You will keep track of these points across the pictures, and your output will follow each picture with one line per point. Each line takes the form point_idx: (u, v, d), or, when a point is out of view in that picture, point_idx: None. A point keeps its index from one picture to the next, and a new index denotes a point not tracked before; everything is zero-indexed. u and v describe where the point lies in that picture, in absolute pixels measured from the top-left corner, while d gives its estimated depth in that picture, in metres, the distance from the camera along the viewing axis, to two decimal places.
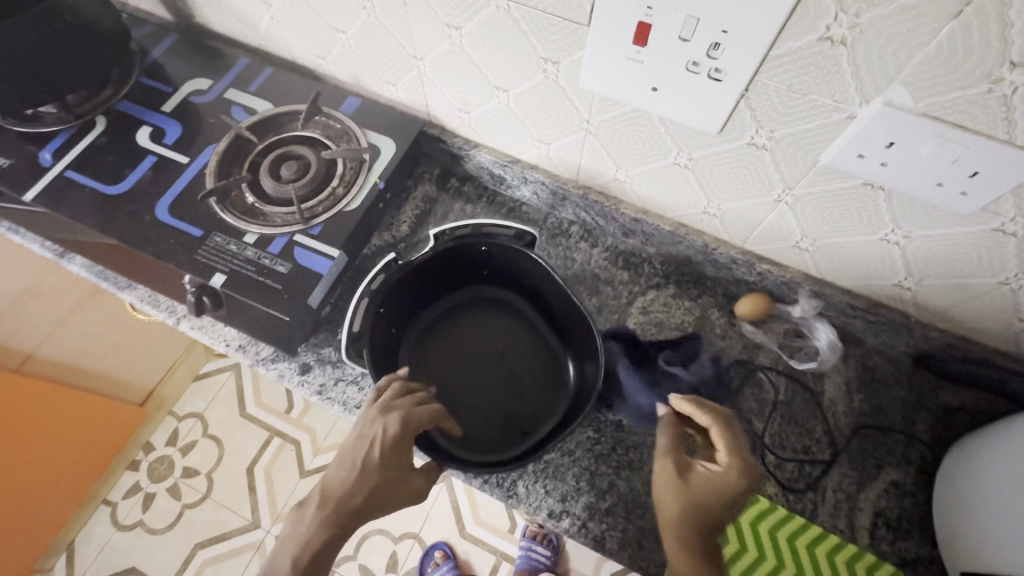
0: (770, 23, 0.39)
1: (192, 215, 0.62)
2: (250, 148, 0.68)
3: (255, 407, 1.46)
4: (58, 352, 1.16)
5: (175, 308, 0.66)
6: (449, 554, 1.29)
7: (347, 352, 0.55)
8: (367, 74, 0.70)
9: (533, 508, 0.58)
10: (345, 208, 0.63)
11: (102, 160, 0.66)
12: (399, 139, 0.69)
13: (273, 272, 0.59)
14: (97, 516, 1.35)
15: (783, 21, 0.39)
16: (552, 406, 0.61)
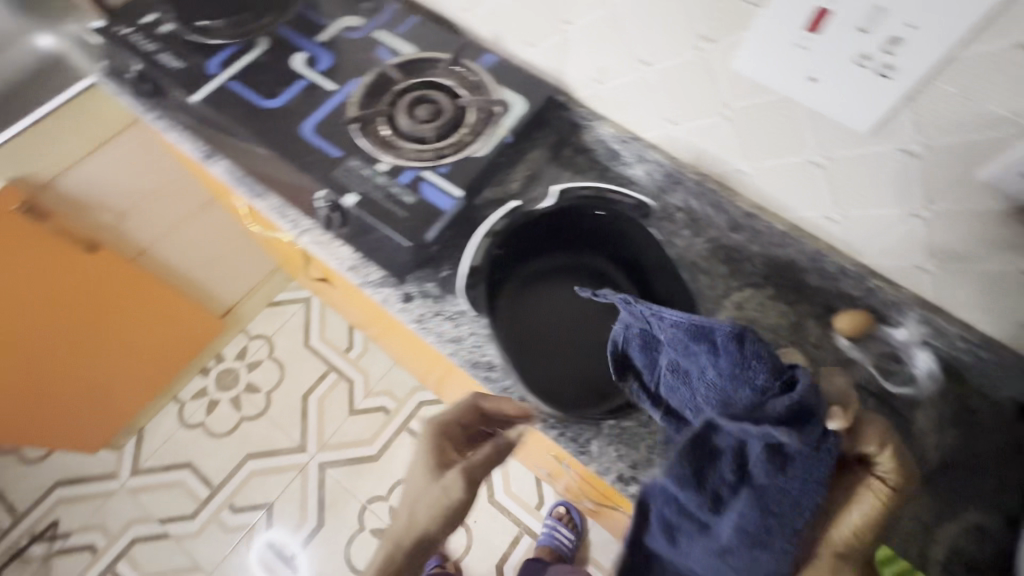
0: (964, 20, 0.39)
1: (334, 138, 0.67)
2: (390, 86, 0.72)
3: (318, 341, 1.55)
4: (167, 254, 1.18)
5: (298, 220, 0.70)
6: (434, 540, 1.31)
7: None
8: (509, 33, 0.72)
9: (603, 468, 0.60)
10: (471, 155, 0.66)
11: (260, 76, 0.71)
12: (529, 99, 0.71)
13: (400, 200, 0.63)
14: (167, 410, 1.47)
15: (977, 21, 0.39)
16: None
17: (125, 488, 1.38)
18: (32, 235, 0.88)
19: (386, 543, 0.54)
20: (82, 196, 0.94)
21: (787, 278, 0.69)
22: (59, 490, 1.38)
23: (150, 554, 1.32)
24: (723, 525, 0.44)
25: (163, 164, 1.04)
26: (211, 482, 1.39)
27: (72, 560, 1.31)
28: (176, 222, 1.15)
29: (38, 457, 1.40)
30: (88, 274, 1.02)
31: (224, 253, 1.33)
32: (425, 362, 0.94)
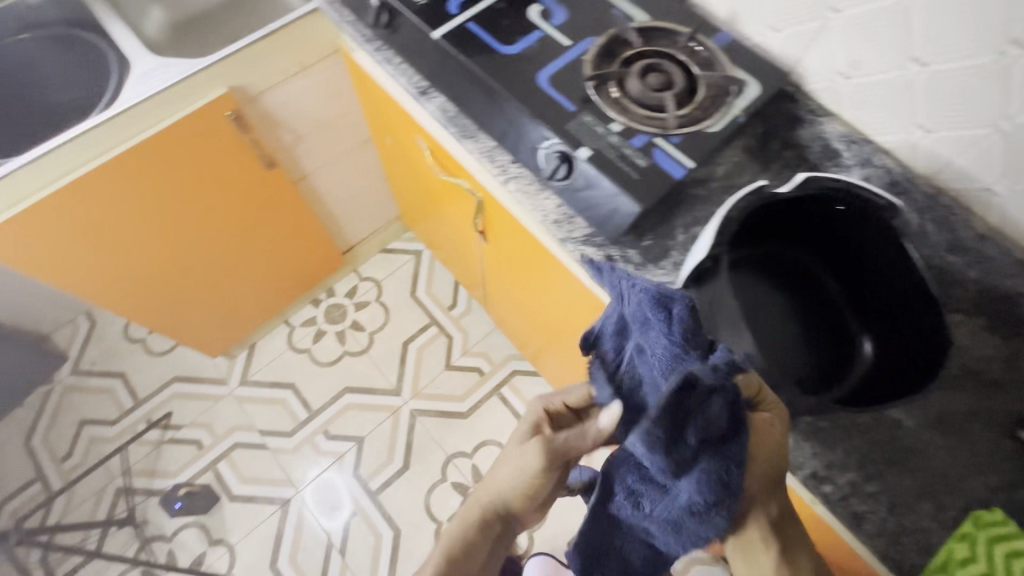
0: None
1: (569, 91, 0.68)
2: (622, 50, 0.72)
3: (424, 294, 1.59)
4: (320, 184, 1.23)
5: (506, 166, 0.71)
6: None
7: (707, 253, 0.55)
8: (752, 13, 0.71)
9: (797, 463, 0.59)
10: (704, 130, 0.66)
11: (499, 21, 0.73)
12: (762, 83, 0.70)
13: (633, 162, 0.64)
14: (277, 332, 1.55)
15: None
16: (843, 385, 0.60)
17: (233, 395, 1.47)
18: (224, 140, 0.95)
19: (466, 519, 0.56)
20: (275, 114, 1.00)
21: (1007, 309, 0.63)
22: (176, 384, 1.48)
23: (248, 460, 1.40)
24: (688, 485, 0.46)
25: (344, 96, 1.08)
26: (310, 406, 1.46)
27: (180, 450, 1.41)
28: (336, 155, 1.20)
29: (161, 351, 1.51)
30: (259, 188, 1.09)
31: (361, 193, 1.38)
32: (564, 327, 0.96)
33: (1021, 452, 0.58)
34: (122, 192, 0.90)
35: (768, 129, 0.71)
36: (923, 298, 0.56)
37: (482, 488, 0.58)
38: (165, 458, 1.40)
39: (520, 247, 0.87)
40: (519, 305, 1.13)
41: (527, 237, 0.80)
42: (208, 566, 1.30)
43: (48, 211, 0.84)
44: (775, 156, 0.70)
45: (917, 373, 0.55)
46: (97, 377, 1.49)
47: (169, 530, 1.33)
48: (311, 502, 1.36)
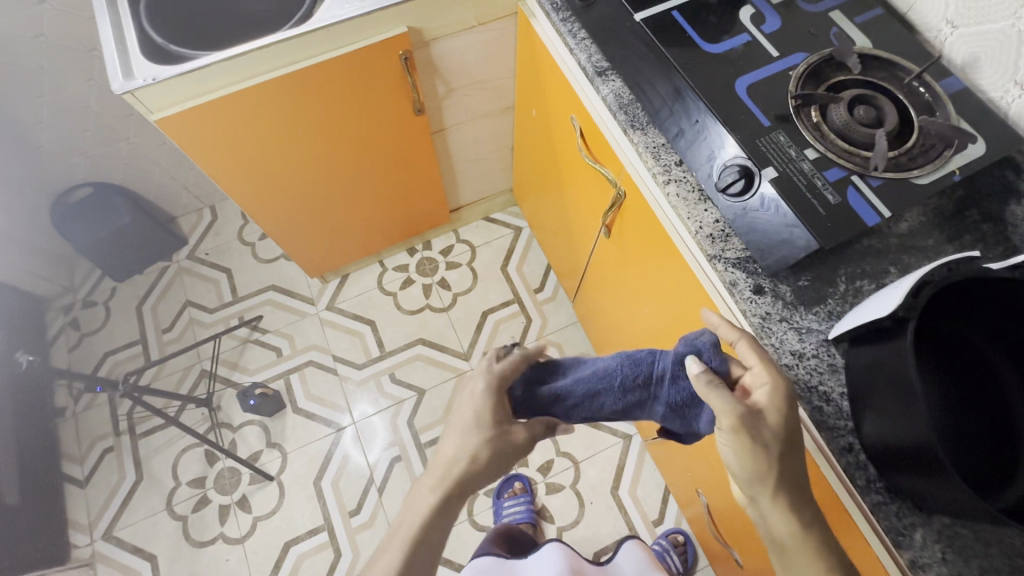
0: None
1: (766, 105, 0.64)
2: (831, 74, 0.66)
3: (513, 271, 1.59)
4: (453, 139, 1.25)
5: (670, 167, 0.66)
6: (524, 490, 1.34)
7: (895, 312, 0.51)
8: (995, 65, 0.63)
9: (919, 561, 0.54)
10: (911, 179, 0.60)
11: (706, 17, 0.70)
12: (987, 143, 0.62)
13: (822, 196, 0.59)
14: (370, 269, 1.61)
15: None
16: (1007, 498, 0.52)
17: (319, 316, 1.55)
18: (388, 78, 0.98)
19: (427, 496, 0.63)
20: (439, 63, 1.02)
21: None
22: (271, 292, 1.58)
23: (317, 380, 1.48)
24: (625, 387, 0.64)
25: (504, 60, 1.08)
26: (383, 346, 1.51)
27: (262, 352, 1.51)
28: (477, 116, 1.21)
29: (266, 259, 1.62)
30: (403, 131, 1.12)
31: (486, 158, 1.39)
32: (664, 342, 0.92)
33: None
34: (289, 105, 0.95)
35: (971, 193, 0.63)
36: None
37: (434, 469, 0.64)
38: (248, 356, 1.51)
39: (650, 252, 0.83)
40: (619, 306, 1.11)
41: (667, 243, 0.76)
42: (261, 464, 1.40)
43: (226, 108, 0.89)
44: (969, 227, 0.62)
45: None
46: (207, 266, 1.61)
47: (236, 421, 1.43)
48: (362, 436, 1.42)
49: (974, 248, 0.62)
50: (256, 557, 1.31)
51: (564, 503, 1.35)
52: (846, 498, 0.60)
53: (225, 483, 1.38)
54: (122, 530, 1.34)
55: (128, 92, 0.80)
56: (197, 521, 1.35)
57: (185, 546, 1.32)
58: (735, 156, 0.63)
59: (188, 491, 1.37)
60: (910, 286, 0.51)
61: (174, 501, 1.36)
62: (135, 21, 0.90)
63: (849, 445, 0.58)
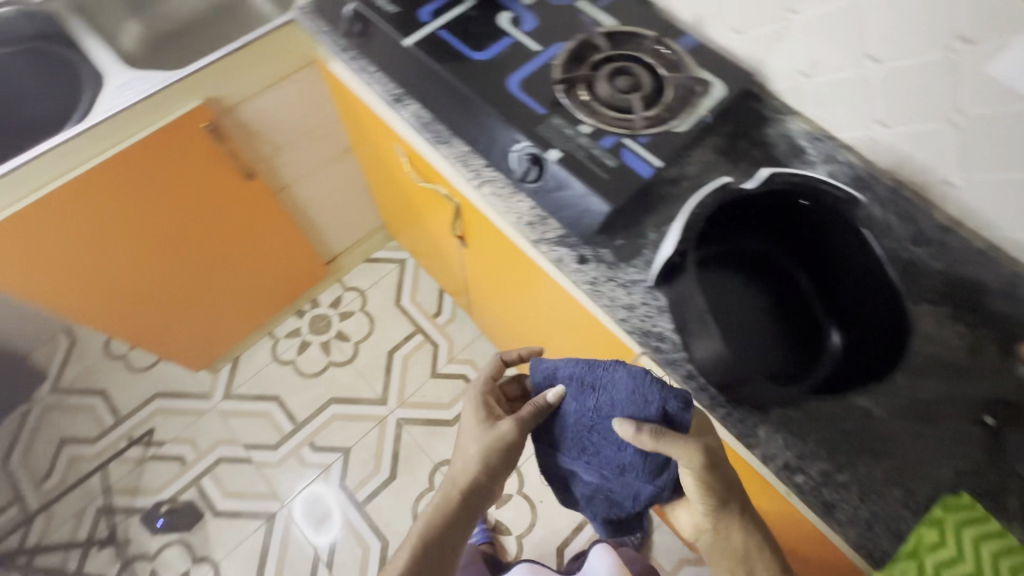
0: None
1: (538, 95, 0.69)
2: (590, 54, 0.73)
3: (408, 303, 1.59)
4: (301, 193, 1.23)
5: (480, 170, 0.72)
6: None
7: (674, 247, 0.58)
8: (715, 17, 0.73)
9: (769, 454, 0.60)
10: (671, 130, 0.68)
11: (470, 29, 0.75)
12: (727, 85, 0.71)
13: (601, 163, 0.65)
14: (262, 344, 1.54)
15: None
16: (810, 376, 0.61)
17: (217, 409, 1.46)
18: (203, 152, 0.95)
19: (442, 504, 0.68)
20: (253, 125, 1.00)
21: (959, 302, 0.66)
22: (159, 400, 1.46)
23: (232, 474, 1.38)
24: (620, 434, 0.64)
25: (321, 107, 1.08)
26: (294, 418, 1.45)
27: (164, 467, 1.39)
28: (317, 166, 1.21)
29: (143, 367, 1.50)
30: (241, 200, 1.10)
31: (343, 204, 1.38)
32: (549, 332, 0.96)
33: (989, 438, 0.61)
34: (101, 203, 0.90)
35: (738, 127, 0.72)
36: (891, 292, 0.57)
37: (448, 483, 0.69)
38: (147, 476, 1.38)
39: (506, 256, 0.87)
40: (508, 310, 1.14)
41: (509, 241, 0.80)
42: None
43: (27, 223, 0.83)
44: (744, 155, 0.71)
45: (879, 359, 0.58)
46: (77, 394, 1.46)
47: (151, 548, 1.30)
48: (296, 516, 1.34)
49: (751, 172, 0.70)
50: None
51: (516, 512, 1.35)
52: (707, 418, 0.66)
53: None
54: None
55: None
56: None
57: None
58: (516, 144, 0.68)
59: None
60: (681, 221, 0.59)
61: None
62: None
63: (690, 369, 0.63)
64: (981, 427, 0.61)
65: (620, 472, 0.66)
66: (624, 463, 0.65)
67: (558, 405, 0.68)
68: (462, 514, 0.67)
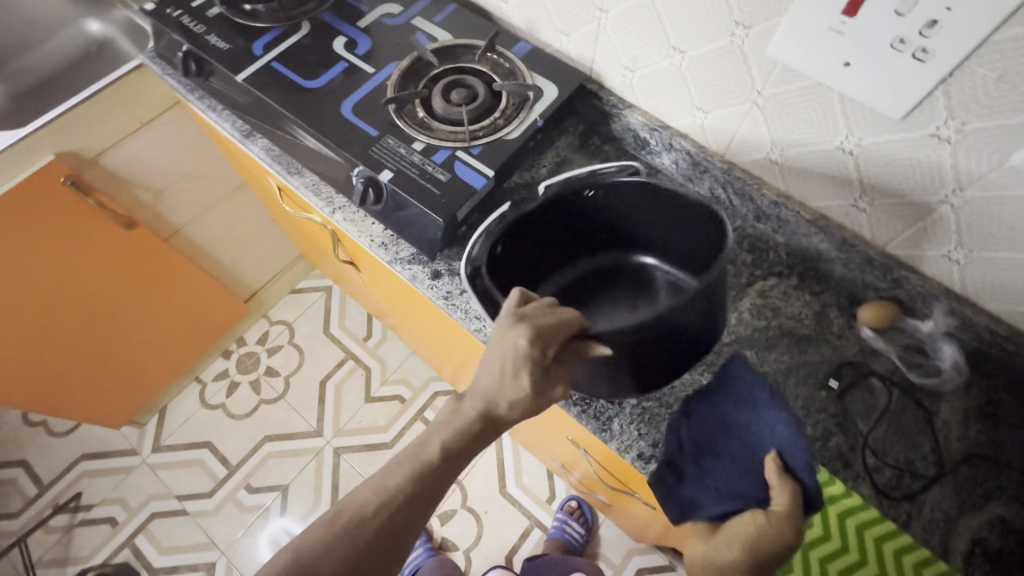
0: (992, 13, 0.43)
1: (371, 117, 0.69)
2: (426, 71, 0.74)
3: (337, 329, 1.57)
4: (199, 234, 1.21)
5: (333, 197, 0.74)
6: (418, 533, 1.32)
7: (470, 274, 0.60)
8: (543, 22, 0.75)
9: (624, 445, 0.61)
10: (504, 137, 0.68)
11: (304, 58, 0.74)
12: (561, 86, 0.73)
13: (434, 178, 0.65)
14: (189, 391, 1.50)
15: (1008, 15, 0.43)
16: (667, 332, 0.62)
17: (146, 464, 1.41)
18: (70, 211, 0.93)
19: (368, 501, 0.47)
20: (124, 173, 0.99)
21: (801, 268, 0.70)
22: (84, 463, 1.41)
23: (167, 529, 1.34)
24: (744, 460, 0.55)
25: (200, 146, 1.08)
26: (228, 462, 1.41)
27: (94, 531, 1.34)
28: (210, 205, 1.19)
29: (66, 431, 1.45)
30: (130, 253, 1.08)
31: (251, 239, 1.37)
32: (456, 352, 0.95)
33: (834, 400, 0.62)
34: None
35: (590, 126, 0.77)
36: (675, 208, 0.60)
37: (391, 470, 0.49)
38: (77, 542, 1.33)
39: (395, 282, 0.86)
40: (428, 330, 1.14)
41: (386, 268, 0.80)
42: None
43: None
44: (596, 151, 0.76)
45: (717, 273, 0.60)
46: None
47: None
48: (237, 564, 1.31)
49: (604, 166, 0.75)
50: None
51: (462, 527, 1.34)
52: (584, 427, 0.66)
53: None
54: None
55: None
56: None
57: None
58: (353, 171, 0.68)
59: None
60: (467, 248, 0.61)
61: None
62: None
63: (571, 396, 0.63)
64: (827, 390, 0.63)
65: (703, 479, 0.56)
66: (719, 475, 0.56)
67: (721, 395, 0.58)
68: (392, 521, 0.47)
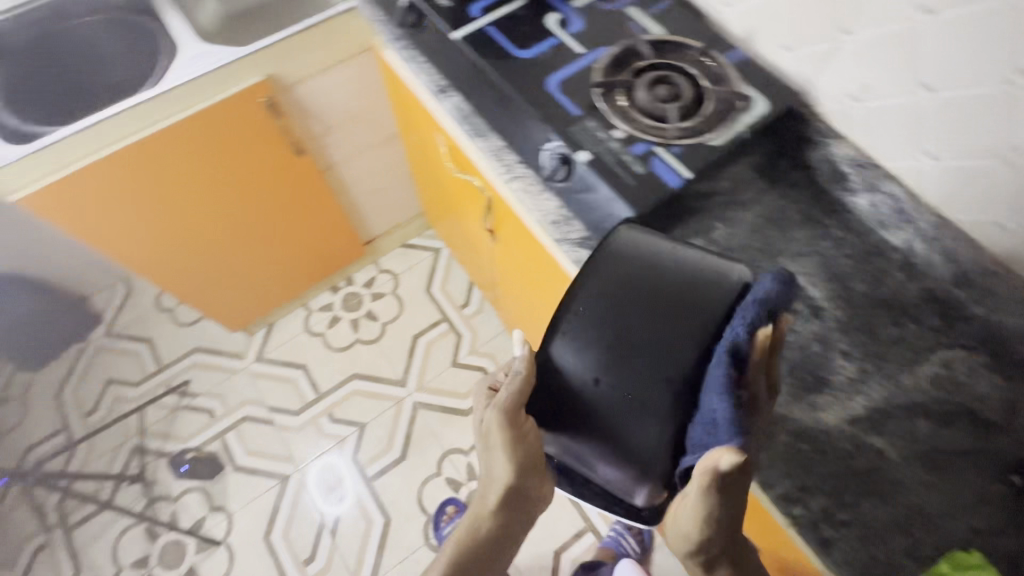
0: None
1: (575, 97, 0.70)
2: (633, 61, 0.73)
3: (438, 291, 1.62)
4: (347, 173, 1.28)
5: (512, 165, 0.72)
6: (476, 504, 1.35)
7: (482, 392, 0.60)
8: (766, 33, 0.72)
9: (767, 481, 0.58)
10: (706, 142, 0.67)
11: (518, 28, 0.76)
12: (771, 101, 0.70)
13: (630, 169, 0.65)
14: (296, 314, 1.60)
15: None
16: (699, 334, 0.52)
17: (248, 370, 1.53)
18: (260, 126, 1.00)
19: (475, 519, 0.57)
20: (308, 103, 1.05)
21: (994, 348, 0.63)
22: (197, 355, 1.55)
23: (255, 433, 1.45)
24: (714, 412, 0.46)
25: (375, 91, 1.13)
26: (318, 388, 1.51)
27: (194, 417, 1.47)
28: (364, 149, 1.25)
29: (188, 322, 1.59)
30: (290, 175, 1.15)
31: (386, 187, 1.43)
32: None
33: (1014, 497, 0.56)
34: (161, 166, 0.95)
35: (779, 148, 0.73)
36: (632, 262, 0.56)
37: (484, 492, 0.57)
38: (179, 422, 1.47)
39: (539, 264, 0.86)
40: (539, 317, 1.14)
41: (540, 247, 0.80)
42: (206, 530, 1.35)
43: (95, 176, 0.90)
44: (782, 176, 0.72)
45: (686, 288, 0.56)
46: (127, 340, 1.58)
47: (175, 491, 1.39)
48: (308, 483, 1.40)
49: (789, 195, 0.72)
50: None
51: None
52: None
53: (171, 557, 1.32)
54: None
55: None
56: None
57: None
58: (545, 144, 0.69)
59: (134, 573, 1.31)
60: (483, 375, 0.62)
61: None
62: None
63: (645, 475, 0.51)
64: (1007, 486, 0.57)
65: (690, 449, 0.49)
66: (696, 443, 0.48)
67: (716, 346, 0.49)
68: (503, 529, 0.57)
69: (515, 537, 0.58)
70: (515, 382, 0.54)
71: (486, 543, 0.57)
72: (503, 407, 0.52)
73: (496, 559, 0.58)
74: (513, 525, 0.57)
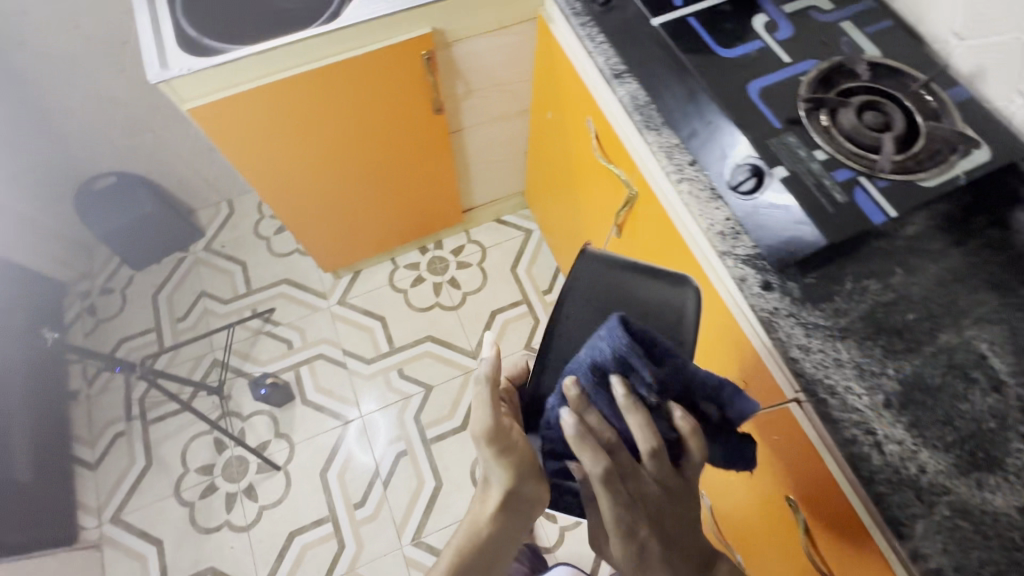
0: None
1: (778, 108, 0.67)
2: (842, 79, 0.69)
3: (523, 272, 1.61)
4: (470, 139, 1.27)
5: (683, 166, 0.70)
6: None
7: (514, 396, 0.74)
8: (1001, 74, 0.66)
9: (919, 550, 0.55)
10: (916, 182, 0.62)
11: (723, 23, 0.73)
12: (992, 150, 0.64)
13: (830, 195, 0.62)
14: (383, 266, 1.63)
15: None
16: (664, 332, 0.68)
17: (330, 310, 1.57)
18: (414, 76, 1.00)
19: (468, 527, 0.72)
20: (460, 64, 1.04)
21: None
22: (284, 286, 1.60)
23: (327, 372, 1.49)
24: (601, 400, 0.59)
25: (524, 62, 1.11)
26: (392, 342, 1.53)
27: (273, 344, 1.52)
28: (493, 118, 1.24)
29: (281, 253, 1.64)
30: (421, 132, 1.15)
31: (500, 160, 1.42)
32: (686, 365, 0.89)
33: None
34: (317, 98, 0.96)
35: (978, 199, 0.68)
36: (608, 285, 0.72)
37: (478, 502, 0.73)
38: (259, 346, 1.52)
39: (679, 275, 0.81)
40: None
41: (691, 256, 0.76)
42: (269, 453, 1.40)
43: (260, 98, 0.90)
44: (976, 233, 0.67)
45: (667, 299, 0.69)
46: (222, 258, 1.64)
47: (246, 410, 1.44)
48: (368, 432, 1.43)
49: (983, 253, 0.66)
50: (261, 545, 1.32)
51: None
52: (843, 480, 0.63)
53: (232, 472, 1.38)
54: (130, 514, 1.35)
55: (164, 82, 0.82)
56: (204, 508, 1.35)
57: (192, 532, 1.33)
58: (732, 155, 0.67)
59: (197, 478, 1.38)
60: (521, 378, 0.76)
61: (181, 487, 1.37)
62: (172, 17, 0.90)
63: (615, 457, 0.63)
64: None
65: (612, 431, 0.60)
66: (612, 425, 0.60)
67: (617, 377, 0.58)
68: (494, 539, 0.71)
69: (516, 531, 0.72)
70: (482, 401, 0.65)
71: (488, 541, 0.71)
72: (482, 422, 0.65)
73: (500, 549, 0.72)
74: (509, 523, 0.71)
